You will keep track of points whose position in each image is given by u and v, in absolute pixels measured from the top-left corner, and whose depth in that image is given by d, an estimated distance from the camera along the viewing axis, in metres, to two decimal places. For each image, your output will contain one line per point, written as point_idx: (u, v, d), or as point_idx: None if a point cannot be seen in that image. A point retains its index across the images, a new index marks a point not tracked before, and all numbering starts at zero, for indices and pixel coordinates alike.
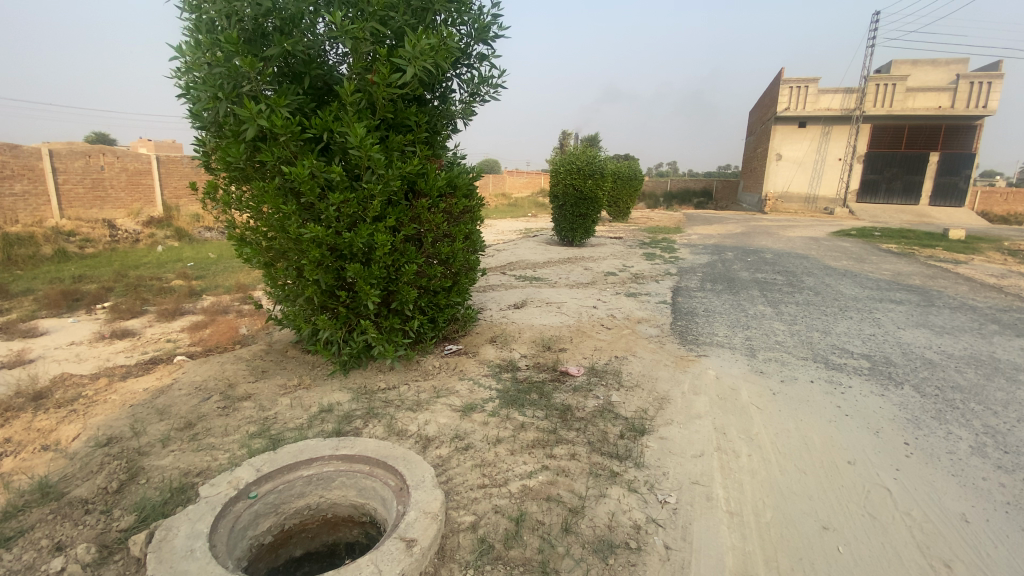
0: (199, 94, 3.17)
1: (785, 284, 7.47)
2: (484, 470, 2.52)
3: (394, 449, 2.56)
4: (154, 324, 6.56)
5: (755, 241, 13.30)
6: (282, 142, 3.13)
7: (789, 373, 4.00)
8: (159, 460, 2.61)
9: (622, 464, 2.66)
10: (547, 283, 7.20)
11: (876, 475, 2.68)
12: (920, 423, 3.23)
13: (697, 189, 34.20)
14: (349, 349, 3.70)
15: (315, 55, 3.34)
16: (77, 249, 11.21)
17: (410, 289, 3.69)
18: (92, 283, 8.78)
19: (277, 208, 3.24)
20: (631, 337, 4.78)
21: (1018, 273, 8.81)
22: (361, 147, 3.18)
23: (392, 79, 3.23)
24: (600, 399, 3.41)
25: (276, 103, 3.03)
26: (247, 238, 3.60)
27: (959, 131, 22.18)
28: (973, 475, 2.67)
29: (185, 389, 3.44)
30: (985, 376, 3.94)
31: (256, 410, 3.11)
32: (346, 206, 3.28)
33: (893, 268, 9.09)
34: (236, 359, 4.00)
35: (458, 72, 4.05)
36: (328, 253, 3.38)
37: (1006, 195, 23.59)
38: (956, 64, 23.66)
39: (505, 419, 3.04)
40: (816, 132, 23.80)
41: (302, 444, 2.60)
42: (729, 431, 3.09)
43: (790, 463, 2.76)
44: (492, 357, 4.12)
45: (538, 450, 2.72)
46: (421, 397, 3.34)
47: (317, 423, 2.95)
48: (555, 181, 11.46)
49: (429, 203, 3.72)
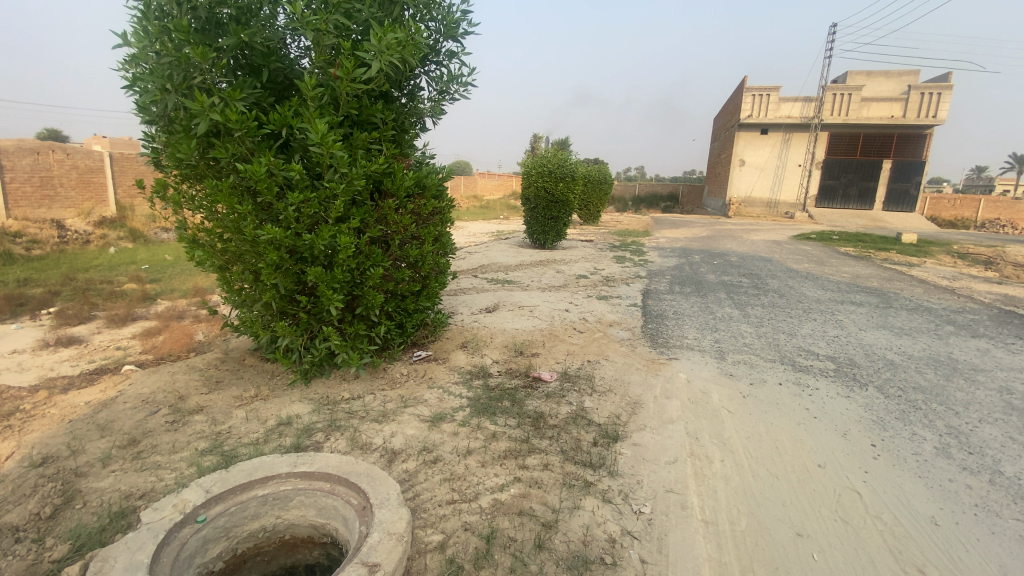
0: (146, 86, 2.94)
1: (752, 287, 7.61)
2: (453, 484, 2.41)
3: (357, 465, 2.42)
4: (103, 330, 6.17)
5: (721, 244, 13.59)
6: (237, 138, 2.94)
7: (758, 375, 4.03)
8: (98, 481, 2.38)
9: (595, 473, 2.59)
10: (519, 286, 7.13)
11: (847, 478, 2.70)
12: (885, 424, 3.28)
13: (665, 193, 34.84)
14: (311, 356, 3.54)
15: (274, 47, 3.15)
16: (21, 251, 10.52)
17: (375, 293, 3.55)
18: (38, 287, 8.24)
19: (231, 209, 3.05)
20: (603, 341, 4.74)
21: (968, 276, 9.21)
22: (323, 144, 3.03)
23: (357, 74, 3.08)
24: (572, 405, 3.33)
25: (230, 96, 2.84)
26: (200, 240, 3.38)
27: (910, 140, 23.24)
28: (940, 477, 2.71)
29: (131, 402, 3.18)
30: (944, 377, 4.05)
31: (209, 425, 2.91)
32: (307, 206, 3.11)
33: (852, 271, 9.39)
34: (188, 369, 3.76)
35: (426, 69, 3.93)
36: (287, 255, 3.21)
37: (952, 201, 24.84)
38: (906, 77, 24.84)
39: (475, 428, 2.93)
40: (778, 138, 24.58)
41: (257, 461, 2.43)
42: (701, 435, 3.06)
43: (762, 468, 2.75)
44: (462, 363, 4.01)
45: (510, 461, 2.62)
46: (388, 407, 3.19)
47: (274, 438, 2.77)
48: (527, 183, 11.42)
49: (395, 204, 3.59)
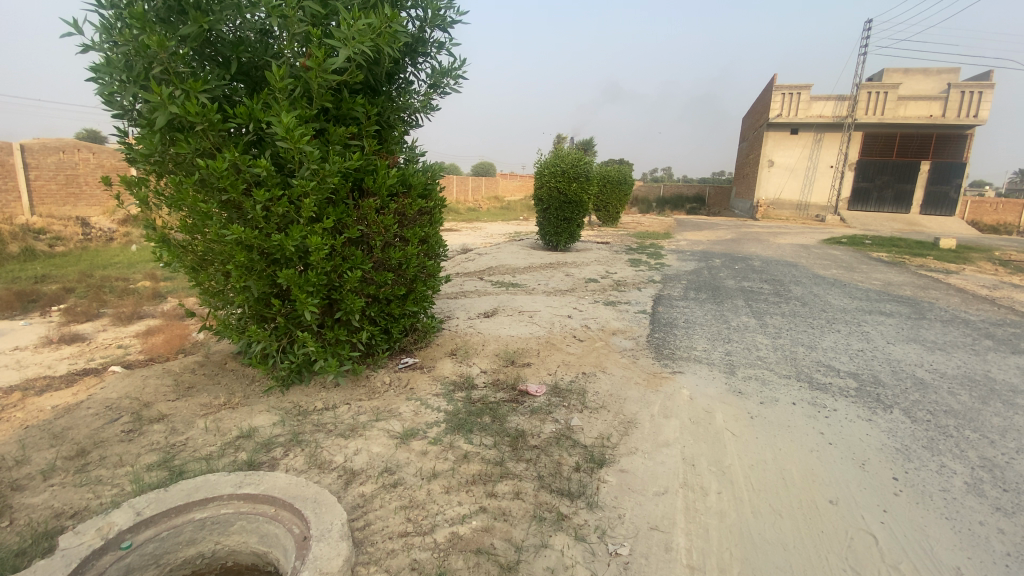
0: (109, 77, 2.82)
1: (772, 294, 7.20)
2: (410, 513, 2.18)
3: (307, 487, 2.21)
4: (107, 328, 6.17)
5: (744, 247, 13.07)
6: (200, 131, 2.78)
7: (770, 393, 3.68)
8: (33, 497, 2.26)
9: (572, 504, 2.32)
10: (523, 290, 6.88)
11: (861, 518, 2.36)
12: (910, 454, 2.91)
13: (689, 195, 34.01)
14: (288, 362, 3.33)
15: (246, 35, 2.99)
16: (46, 248, 10.75)
17: (354, 297, 3.33)
18: (56, 283, 8.40)
19: (196, 207, 2.88)
20: (603, 350, 4.46)
21: (1011, 285, 8.56)
22: (290, 139, 2.81)
23: (328, 65, 2.88)
24: (558, 423, 3.06)
25: (190, 87, 2.70)
26: (171, 240, 3.24)
27: (949, 140, 22.11)
28: (969, 519, 2.36)
29: (94, 409, 3.07)
30: (980, 400, 3.63)
31: (165, 435, 2.76)
32: (275, 205, 2.93)
33: (883, 278, 8.84)
34: (163, 373, 3.63)
35: (413, 61, 3.76)
36: (259, 257, 3.03)
37: (995, 204, 23.57)
38: (947, 74, 23.71)
39: (447, 448, 2.69)
40: (808, 139, 23.74)
41: (201, 479, 2.26)
42: (698, 462, 2.76)
43: (764, 503, 2.44)
44: (448, 372, 3.78)
45: (477, 488, 2.37)
46: (359, 421, 2.98)
47: (229, 453, 2.58)
48: (539, 183, 11.13)
49: (377, 203, 3.38)
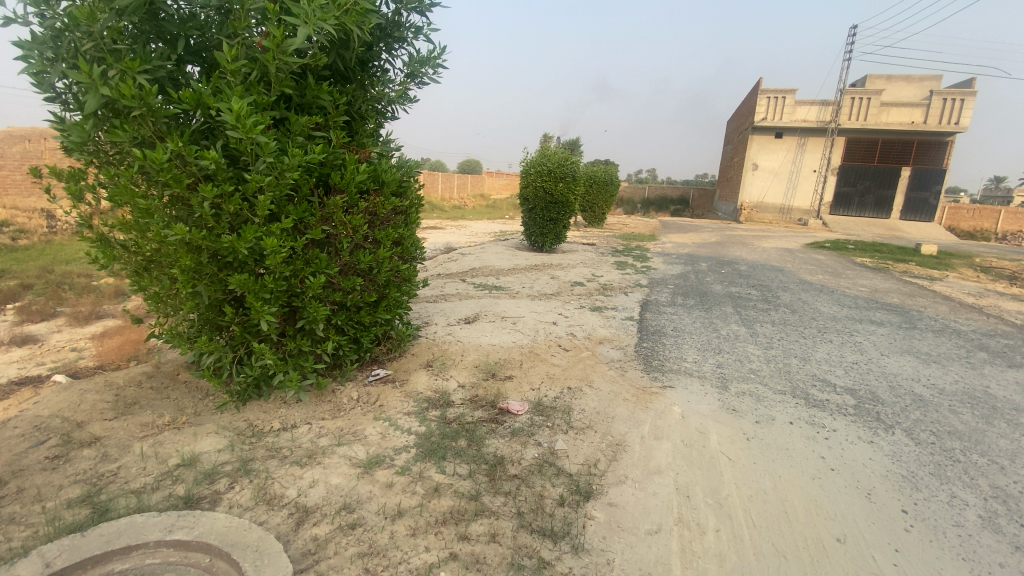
0: (33, 53, 2.46)
1: (760, 300, 7.04)
2: (369, 562, 1.89)
3: (250, 531, 1.91)
4: (61, 329, 5.73)
5: (729, 250, 13.01)
6: (138, 118, 2.45)
7: (765, 411, 3.46)
8: None
9: (555, 547, 2.05)
10: (507, 293, 6.60)
11: (872, 559, 2.14)
12: (918, 482, 2.71)
13: (675, 197, 34.07)
14: (244, 376, 3.00)
15: (197, 11, 2.67)
16: (6, 240, 10.16)
17: (318, 305, 3.01)
18: (12, 279, 7.88)
19: (135, 203, 2.54)
20: (590, 361, 4.21)
21: (995, 293, 8.57)
22: (241, 127, 2.48)
23: (287, 46, 2.57)
24: (540, 447, 2.79)
25: (127, 66, 2.36)
26: (110, 239, 2.89)
27: (930, 146, 22.41)
28: (988, 560, 2.15)
29: (19, 429, 2.72)
30: (984, 420, 3.45)
31: (95, 463, 2.43)
32: (226, 202, 2.60)
33: (870, 284, 8.78)
34: (106, 385, 3.27)
35: (388, 48, 3.47)
36: (208, 259, 2.71)
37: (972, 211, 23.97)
38: (928, 81, 24.05)
39: (416, 479, 2.40)
40: (793, 142, 23.86)
41: (126, 520, 1.94)
42: (694, 493, 2.51)
43: (767, 543, 2.20)
44: (422, 387, 3.48)
45: (448, 529, 2.09)
46: (319, 445, 2.67)
47: (165, 485, 2.27)
48: (526, 181, 10.82)
49: (344, 202, 3.06)
